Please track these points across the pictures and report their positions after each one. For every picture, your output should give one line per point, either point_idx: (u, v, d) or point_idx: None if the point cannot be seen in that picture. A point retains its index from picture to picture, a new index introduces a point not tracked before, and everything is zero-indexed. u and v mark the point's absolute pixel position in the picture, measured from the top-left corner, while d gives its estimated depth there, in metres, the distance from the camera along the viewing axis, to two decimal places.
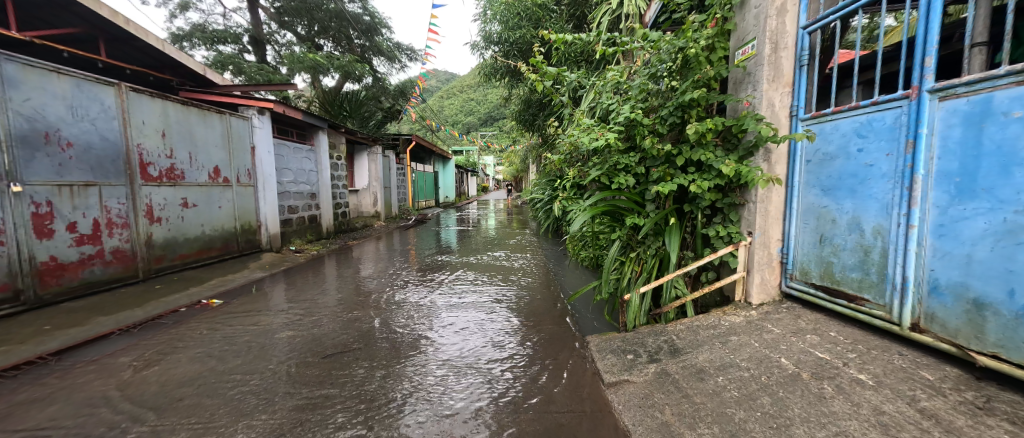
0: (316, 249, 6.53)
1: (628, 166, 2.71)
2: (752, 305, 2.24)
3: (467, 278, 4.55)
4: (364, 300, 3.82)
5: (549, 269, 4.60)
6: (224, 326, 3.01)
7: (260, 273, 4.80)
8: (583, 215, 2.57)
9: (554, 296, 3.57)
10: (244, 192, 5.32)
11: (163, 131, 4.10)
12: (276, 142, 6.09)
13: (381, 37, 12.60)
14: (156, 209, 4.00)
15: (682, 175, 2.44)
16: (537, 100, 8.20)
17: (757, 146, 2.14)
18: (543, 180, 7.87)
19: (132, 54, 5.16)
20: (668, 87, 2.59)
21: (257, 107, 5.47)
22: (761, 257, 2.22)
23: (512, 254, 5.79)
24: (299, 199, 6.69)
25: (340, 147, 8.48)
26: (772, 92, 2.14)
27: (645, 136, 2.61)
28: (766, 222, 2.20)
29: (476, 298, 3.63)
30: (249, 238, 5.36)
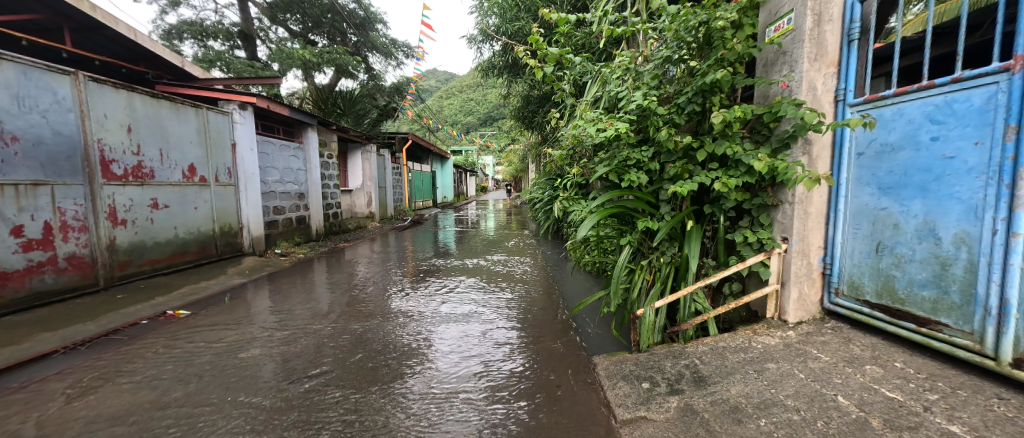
0: (303, 252, 6.19)
1: (639, 162, 2.37)
2: (788, 323, 1.91)
3: (462, 284, 4.22)
4: (347, 310, 3.48)
5: (550, 276, 4.28)
6: (184, 343, 2.67)
7: (240, 279, 4.47)
8: (589, 219, 2.24)
9: (556, 307, 3.25)
10: (224, 191, 4.98)
11: (129, 125, 3.76)
12: (260, 139, 5.75)
13: (375, 33, 12.31)
14: (121, 211, 3.66)
15: (703, 171, 2.10)
16: (537, 97, 7.88)
17: (796, 136, 1.81)
18: (543, 180, 7.56)
19: (102, 44, 4.81)
20: (686, 71, 2.25)
21: (238, 101, 5.13)
22: (799, 268, 1.89)
23: (511, 259, 5.46)
24: (285, 199, 6.35)
25: (331, 146, 8.14)
26: (814, 73, 1.80)
27: (660, 128, 2.27)
28: (805, 227, 1.87)
29: (470, 309, 3.31)
30: (229, 241, 5.02)
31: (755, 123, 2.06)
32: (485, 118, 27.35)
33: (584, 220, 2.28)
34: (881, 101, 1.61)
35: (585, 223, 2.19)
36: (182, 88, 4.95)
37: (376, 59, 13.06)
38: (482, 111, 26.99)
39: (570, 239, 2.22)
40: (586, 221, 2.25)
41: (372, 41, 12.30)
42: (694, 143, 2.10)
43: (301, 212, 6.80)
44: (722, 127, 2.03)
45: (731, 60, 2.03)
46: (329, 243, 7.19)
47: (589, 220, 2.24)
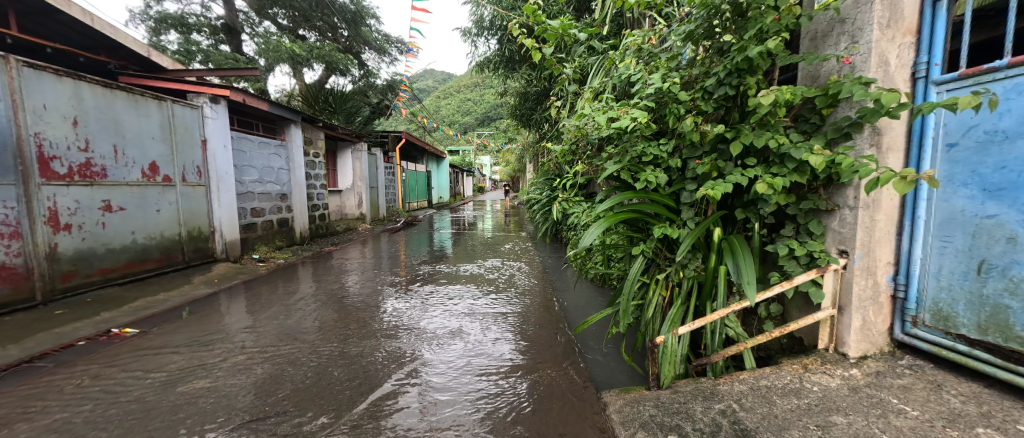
0: (284, 257, 5.77)
1: (657, 157, 1.98)
2: (848, 359, 1.53)
3: (453, 295, 3.82)
4: (319, 326, 3.07)
5: (548, 288, 3.88)
6: (117, 372, 2.26)
7: (207, 289, 4.05)
8: (599, 225, 1.84)
9: (557, 326, 2.86)
10: (193, 192, 4.56)
11: (75, 118, 3.36)
12: (235, 135, 5.33)
13: (367, 27, 11.88)
14: (64, 214, 3.26)
15: (737, 170, 1.72)
16: (535, 92, 7.50)
17: (862, 123, 1.43)
18: (542, 179, 7.17)
19: (54, 29, 4.38)
20: (715, 47, 1.85)
21: (209, 94, 4.72)
22: (864, 290, 1.51)
23: (507, 266, 5.06)
24: (265, 200, 5.91)
25: (318, 143, 7.71)
26: (886, 44, 1.43)
27: (682, 117, 1.89)
28: (872, 238, 1.49)
29: (459, 326, 2.92)
30: (200, 247, 4.61)
31: (806, 106, 1.66)
32: (482, 117, 26.94)
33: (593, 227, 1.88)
34: (987, 76, 1.24)
35: (594, 230, 1.79)
36: (147, 79, 4.55)
37: (368, 55, 12.65)
38: (480, 110, 26.58)
39: (575, 248, 1.80)
40: (596, 227, 1.84)
41: (364, 36, 11.89)
42: (726, 134, 1.71)
43: (284, 214, 6.37)
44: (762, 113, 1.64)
45: (773, 32, 1.65)
46: (315, 247, 6.76)
47: (600, 224, 1.83)
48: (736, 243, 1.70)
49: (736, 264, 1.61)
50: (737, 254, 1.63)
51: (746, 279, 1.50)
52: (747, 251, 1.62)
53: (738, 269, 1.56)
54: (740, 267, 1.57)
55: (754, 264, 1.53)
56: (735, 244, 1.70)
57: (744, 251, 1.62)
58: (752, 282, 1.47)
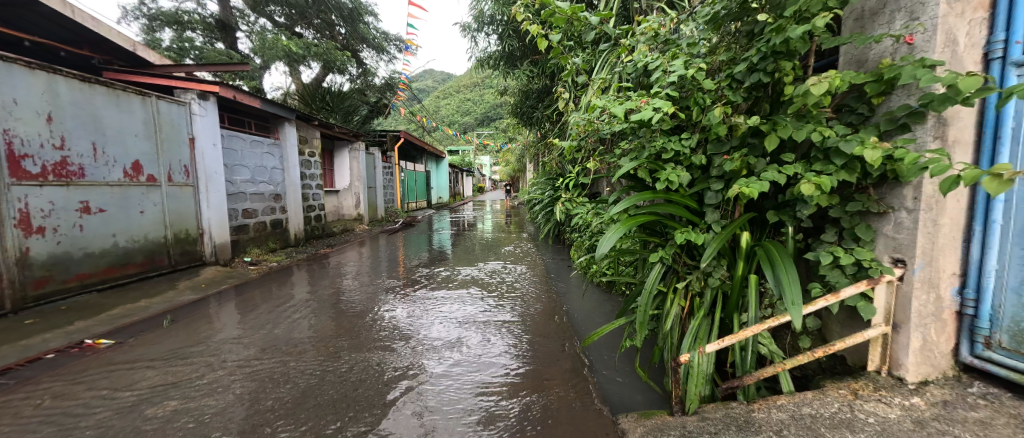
0: (278, 260, 5.57)
1: (678, 154, 1.78)
2: (906, 384, 1.34)
3: (453, 301, 3.62)
4: (310, 335, 2.86)
5: (553, 294, 3.69)
6: (83, 391, 2.06)
7: (194, 295, 3.86)
8: (617, 229, 1.65)
9: (564, 336, 2.66)
10: (180, 193, 4.36)
11: (49, 114, 3.16)
12: (226, 133, 5.13)
13: (364, 24, 11.68)
14: (37, 216, 3.07)
15: (772, 167, 1.52)
16: (537, 89, 7.30)
17: (926, 111, 1.23)
18: (544, 179, 6.97)
19: (37, 23, 4.17)
20: (745, 28, 1.64)
21: (197, 90, 4.53)
22: (925, 306, 1.31)
23: (509, 269, 4.87)
24: (258, 201, 5.71)
25: (314, 142, 7.51)
26: (954, 19, 1.24)
27: (707, 107, 1.69)
28: (934, 245, 1.30)
29: (459, 336, 2.72)
30: (188, 250, 4.41)
31: (855, 93, 1.46)
32: (481, 117, 26.74)
33: (609, 232, 1.69)
34: None
35: (612, 236, 1.60)
36: (132, 74, 4.35)
37: (366, 52, 12.44)
38: (479, 110, 26.38)
39: (591, 256, 1.62)
40: (613, 231, 1.66)
41: (362, 34, 11.69)
42: (759, 125, 1.51)
43: (278, 215, 6.16)
44: (803, 102, 1.44)
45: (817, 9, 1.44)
46: (310, 249, 6.55)
47: (619, 228, 1.64)
48: (776, 253, 1.49)
49: (777, 277, 1.41)
50: (778, 266, 1.42)
51: (790, 298, 1.30)
52: (790, 264, 1.41)
53: (779, 284, 1.35)
54: (783, 282, 1.36)
55: (800, 280, 1.33)
56: (773, 253, 1.50)
57: (786, 263, 1.42)
58: (798, 301, 1.27)
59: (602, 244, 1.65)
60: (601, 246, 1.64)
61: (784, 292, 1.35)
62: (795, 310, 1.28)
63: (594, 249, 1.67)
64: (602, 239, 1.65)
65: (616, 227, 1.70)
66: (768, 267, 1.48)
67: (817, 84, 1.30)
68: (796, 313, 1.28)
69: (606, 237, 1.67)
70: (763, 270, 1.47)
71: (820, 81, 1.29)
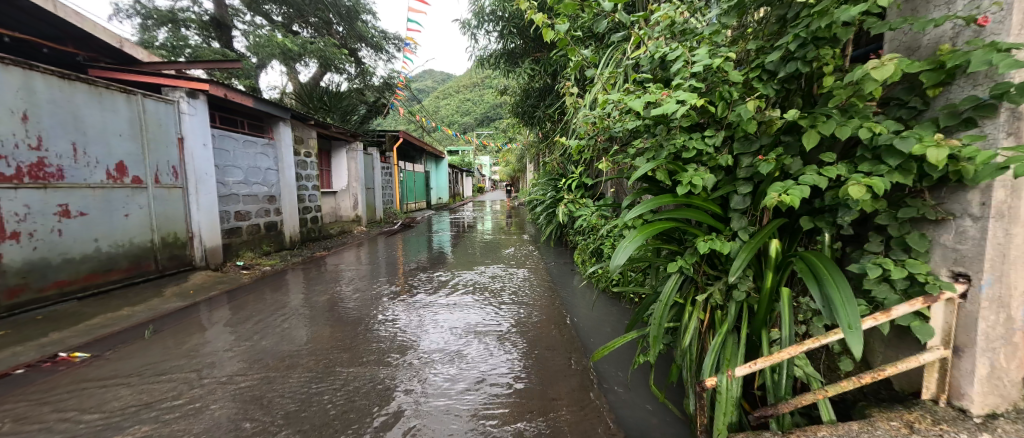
0: (272, 263, 5.40)
1: (701, 154, 1.62)
2: (970, 416, 1.18)
3: (453, 309, 3.45)
4: (300, 346, 2.69)
5: (557, 301, 3.52)
6: (49, 413, 1.90)
7: (182, 301, 3.69)
8: (635, 237, 1.48)
9: (570, 349, 2.50)
10: (168, 195, 4.19)
11: (23, 112, 3.00)
12: (218, 133, 4.96)
13: (363, 23, 11.52)
14: (10, 221, 2.92)
15: (811, 168, 1.35)
16: (538, 87, 7.14)
17: (1000, 101, 1.07)
18: (545, 180, 6.81)
19: (15, 18, 4.00)
20: (779, 13, 1.47)
21: (187, 88, 4.37)
22: (993, 328, 1.16)
23: (511, 274, 4.70)
24: (251, 203, 5.53)
25: (310, 143, 7.34)
26: None
27: (734, 102, 1.53)
28: (1005, 259, 1.14)
29: (459, 348, 2.55)
30: (176, 254, 4.24)
31: (906, 84, 1.29)
32: (481, 117, 26.59)
33: (626, 240, 1.52)
34: None
35: (630, 246, 1.43)
36: (119, 72, 4.20)
37: (364, 51, 12.26)
38: (479, 110, 26.22)
39: (606, 269, 1.45)
40: (631, 240, 1.49)
41: (360, 32, 11.52)
42: (800, 121, 1.33)
43: (272, 217, 5.99)
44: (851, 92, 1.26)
45: None
46: (306, 252, 6.37)
47: (637, 236, 1.47)
48: (820, 265, 1.33)
49: (826, 294, 1.25)
50: (825, 281, 1.26)
51: (846, 320, 1.14)
52: (840, 278, 1.25)
53: (831, 304, 1.19)
54: (835, 300, 1.20)
55: (854, 298, 1.18)
56: (817, 265, 1.33)
57: (835, 278, 1.26)
58: (856, 324, 1.11)
59: (618, 255, 1.48)
60: (617, 257, 1.47)
61: (836, 312, 1.19)
62: (852, 334, 1.13)
63: (610, 260, 1.49)
64: (619, 249, 1.48)
65: (633, 234, 1.53)
66: (812, 281, 1.32)
67: (878, 70, 1.12)
68: (854, 337, 1.12)
69: (622, 246, 1.50)
70: (808, 285, 1.31)
71: (881, 67, 1.12)
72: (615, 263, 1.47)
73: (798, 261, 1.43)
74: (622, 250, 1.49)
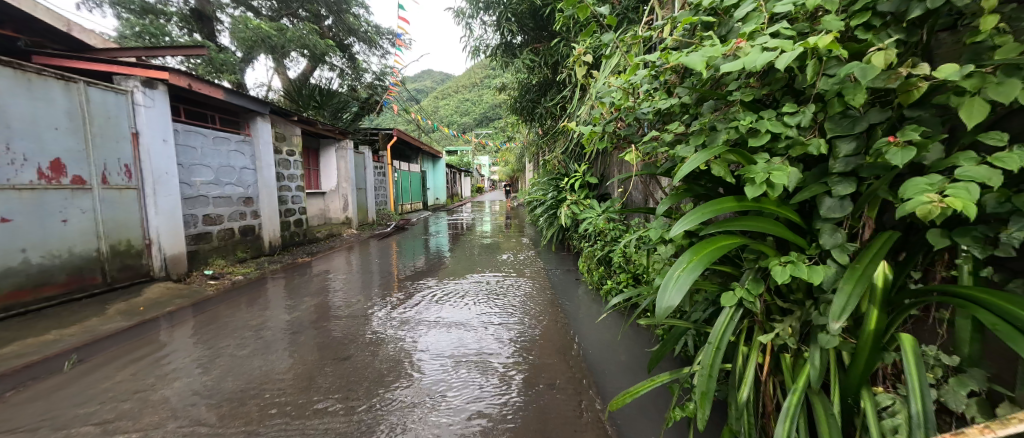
0: (245, 272, 4.90)
1: (774, 139, 1.13)
2: None
3: (440, 329, 2.96)
4: (249, 380, 2.21)
5: (562, 322, 3.03)
6: None
7: (127, 320, 3.20)
8: (691, 264, 1.00)
9: (579, 393, 2.02)
10: (119, 197, 3.70)
11: None
12: (183, 128, 4.46)
13: (354, 16, 11.02)
14: None
15: (968, 155, 0.86)
16: (537, 82, 6.71)
17: None
18: (545, 179, 6.32)
19: None
20: None
21: (143, 77, 3.89)
22: None
23: (509, 285, 4.22)
24: (223, 205, 5.03)
25: (294, 140, 6.84)
26: None
27: (831, 61, 1.04)
28: None
29: (440, 389, 2.07)
30: (129, 264, 3.75)
31: None
32: (480, 117, 26.19)
33: (677, 269, 1.04)
34: None
35: (691, 279, 0.94)
36: (65, 59, 3.72)
37: (356, 47, 11.77)
38: (478, 110, 25.74)
39: (656, 315, 0.96)
40: (686, 268, 1.00)
41: (351, 26, 11.04)
42: (961, 80, 0.84)
43: (248, 221, 5.49)
44: None
45: None
46: (286, 258, 5.87)
47: (698, 263, 0.99)
48: None
49: None
50: None
51: None
52: None
53: None
54: None
55: None
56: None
57: None
58: None
59: (671, 292, 0.99)
60: (668, 295, 0.99)
61: None
62: None
63: (656, 301, 1.01)
64: (671, 284, 1.00)
65: (687, 259, 1.04)
66: None
67: None
68: None
69: (675, 278, 1.01)
70: None
71: None
72: (667, 306, 0.98)
73: (981, 310, 0.92)
74: (676, 284, 1.00)
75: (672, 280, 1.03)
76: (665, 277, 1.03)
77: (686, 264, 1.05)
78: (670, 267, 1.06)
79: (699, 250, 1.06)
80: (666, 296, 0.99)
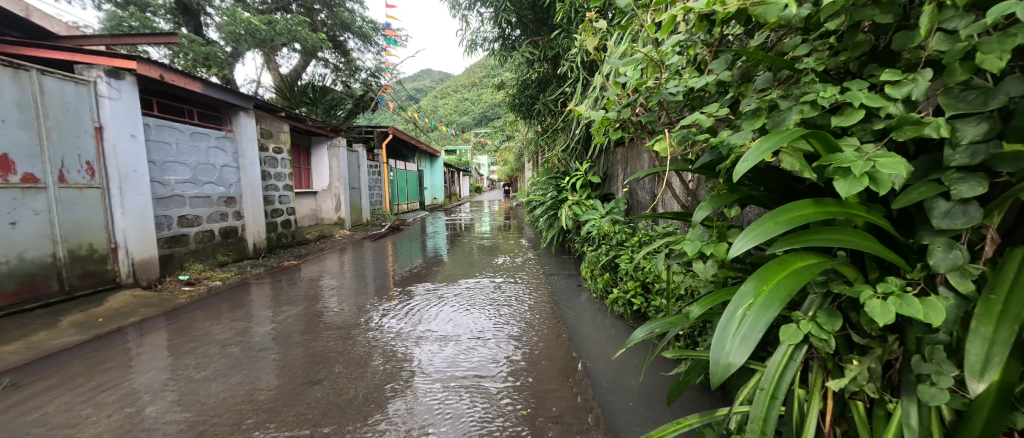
0: (225, 276, 4.57)
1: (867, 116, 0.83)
2: None
3: (428, 344, 2.65)
4: (200, 409, 1.92)
5: (566, 338, 2.72)
6: None
7: (81, 332, 2.90)
8: (759, 306, 0.78)
9: (587, 431, 1.70)
10: (79, 197, 3.40)
11: None
12: (156, 123, 4.15)
13: (347, 10, 10.74)
14: None
15: None
16: (537, 78, 6.39)
17: None
18: (545, 178, 6.02)
19: None
20: None
21: (107, 67, 3.58)
22: None
23: (508, 292, 3.91)
24: (201, 205, 4.71)
25: (283, 137, 6.53)
26: None
27: (953, 7, 0.75)
28: None
29: (422, 423, 1.77)
30: (90, 270, 3.46)
31: None
32: (479, 116, 25.90)
33: (741, 306, 0.82)
34: None
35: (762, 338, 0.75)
36: (23, 47, 3.43)
37: (351, 43, 11.49)
38: (478, 109, 25.45)
39: (714, 378, 0.78)
40: (753, 309, 0.80)
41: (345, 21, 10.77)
42: None
43: (230, 222, 5.17)
44: None
45: None
46: (272, 261, 5.53)
47: (770, 303, 0.78)
48: None
49: None
50: None
51: None
52: None
53: None
54: None
55: None
56: None
57: None
58: None
59: (735, 342, 0.79)
60: (730, 350, 0.79)
61: None
62: None
63: (711, 348, 0.82)
64: (732, 333, 0.80)
65: (752, 291, 0.83)
66: None
67: None
68: None
69: (738, 321, 0.81)
70: None
71: None
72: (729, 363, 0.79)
73: None
74: (739, 330, 0.80)
75: (732, 320, 0.82)
76: (724, 319, 0.83)
77: (750, 296, 0.83)
78: (730, 302, 0.85)
79: (767, 277, 0.83)
80: (727, 347, 0.80)
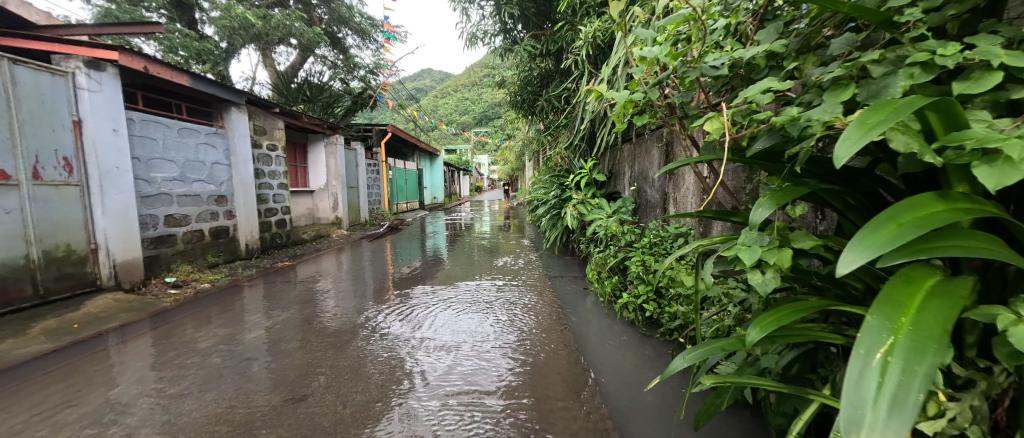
0: (214, 278, 4.38)
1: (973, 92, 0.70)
2: None
3: (424, 353, 2.45)
4: (169, 429, 1.72)
5: (573, 347, 2.52)
6: None
7: (53, 339, 2.70)
8: (906, 352, 0.66)
9: None
10: (55, 195, 3.20)
11: None
12: (141, 117, 3.95)
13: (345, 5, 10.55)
14: None
15: None
16: (539, 73, 6.17)
17: None
18: (548, 176, 5.82)
19: None
20: None
21: (88, 58, 3.39)
22: None
23: (510, 295, 3.72)
24: (189, 203, 4.52)
25: (278, 134, 6.35)
26: None
27: None
28: None
29: None
30: (68, 273, 3.26)
31: None
32: (480, 115, 25.68)
33: (877, 354, 0.69)
34: None
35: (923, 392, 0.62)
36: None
37: (350, 39, 11.31)
38: (479, 108, 25.24)
39: None
40: (896, 356, 0.67)
41: (343, 16, 10.58)
42: None
43: (221, 221, 4.98)
44: None
45: None
46: (264, 262, 5.33)
47: (921, 346, 0.66)
48: None
49: None
50: None
51: None
52: None
53: None
54: None
55: None
56: None
57: None
58: None
59: (880, 404, 0.64)
60: (875, 417, 0.64)
61: None
62: None
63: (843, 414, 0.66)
64: (875, 391, 0.65)
65: (887, 330, 0.70)
66: None
67: None
68: None
69: (879, 372, 0.67)
70: None
71: None
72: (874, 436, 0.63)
73: None
74: (882, 386, 0.65)
75: (866, 372, 0.68)
76: (859, 370, 0.68)
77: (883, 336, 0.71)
78: (858, 348, 0.72)
79: (901, 310, 0.72)
80: (869, 412, 0.65)
